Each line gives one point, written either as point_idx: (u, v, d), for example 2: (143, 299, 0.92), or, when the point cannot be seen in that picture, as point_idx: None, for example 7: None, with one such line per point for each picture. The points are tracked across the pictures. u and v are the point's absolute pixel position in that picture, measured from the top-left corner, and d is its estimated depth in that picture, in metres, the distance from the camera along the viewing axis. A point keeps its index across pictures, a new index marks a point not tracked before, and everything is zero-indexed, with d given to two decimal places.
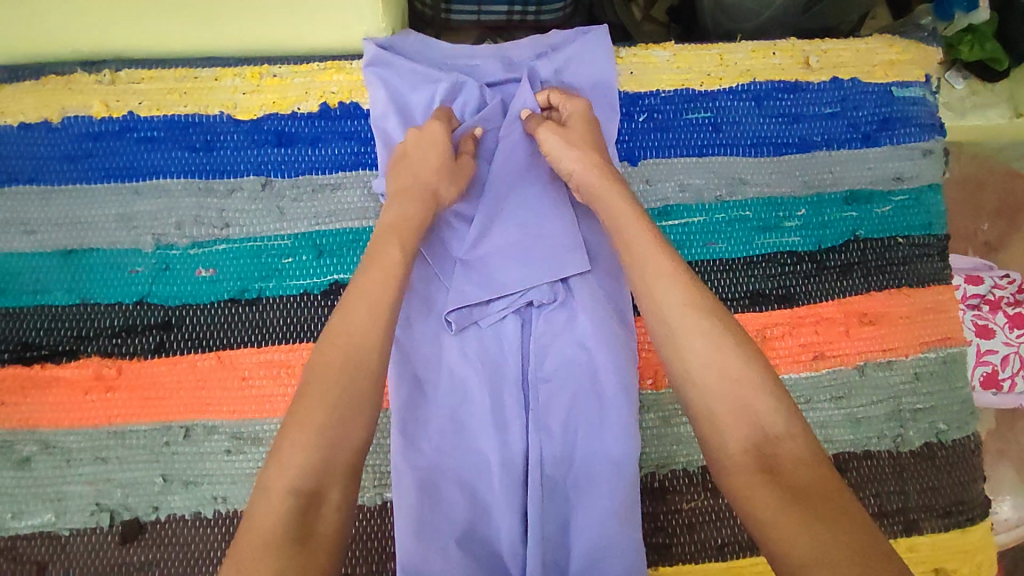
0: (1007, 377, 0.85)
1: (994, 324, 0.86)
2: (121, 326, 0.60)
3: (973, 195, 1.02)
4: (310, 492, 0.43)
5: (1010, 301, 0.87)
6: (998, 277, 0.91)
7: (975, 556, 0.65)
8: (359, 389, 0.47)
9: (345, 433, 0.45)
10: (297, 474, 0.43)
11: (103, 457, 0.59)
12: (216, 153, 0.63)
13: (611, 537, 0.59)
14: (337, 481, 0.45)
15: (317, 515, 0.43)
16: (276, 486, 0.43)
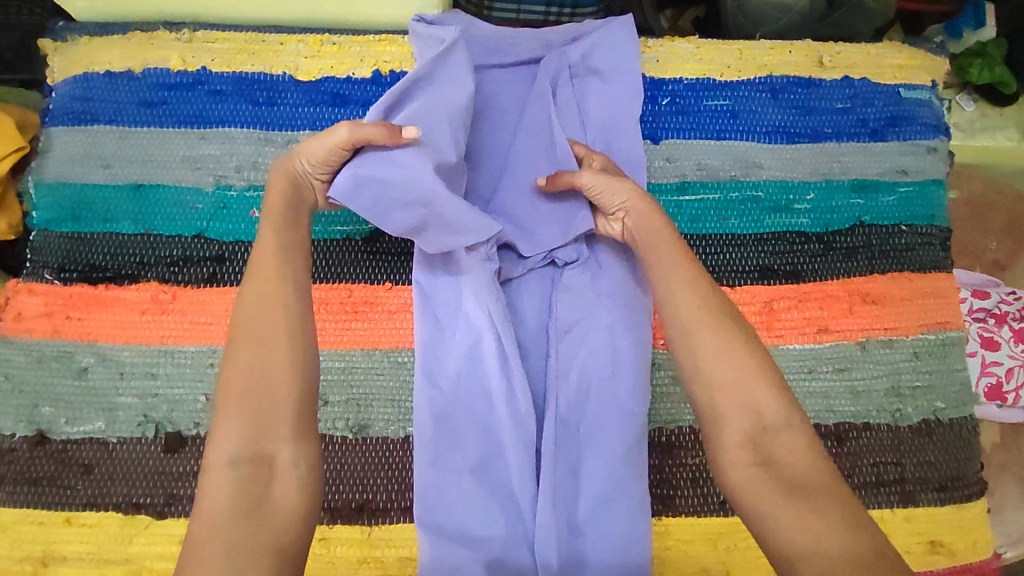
0: (1011, 389, 0.90)
1: (1000, 337, 0.90)
2: (178, 256, 0.66)
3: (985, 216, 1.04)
4: (252, 463, 0.47)
5: (1016, 316, 0.91)
6: (1005, 293, 0.94)
7: (971, 533, 0.67)
8: (278, 360, 0.49)
9: (272, 399, 0.48)
10: (233, 450, 0.47)
11: (153, 373, 0.63)
12: (277, 108, 0.69)
13: (618, 481, 0.62)
14: (282, 445, 0.48)
15: (270, 483, 0.47)
16: (215, 463, 0.47)
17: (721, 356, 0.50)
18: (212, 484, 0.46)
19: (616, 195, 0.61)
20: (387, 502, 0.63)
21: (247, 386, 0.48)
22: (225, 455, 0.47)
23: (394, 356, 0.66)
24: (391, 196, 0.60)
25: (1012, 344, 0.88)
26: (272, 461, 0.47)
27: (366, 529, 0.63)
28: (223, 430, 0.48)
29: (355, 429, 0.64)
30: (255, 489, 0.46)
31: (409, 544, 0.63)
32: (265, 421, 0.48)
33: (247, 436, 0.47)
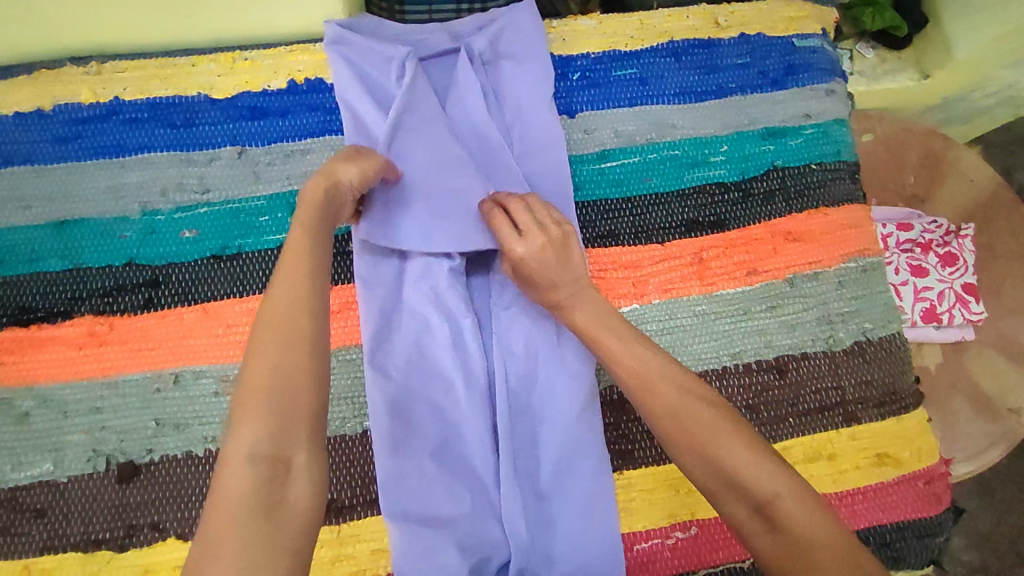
0: (945, 311, 0.97)
1: (928, 264, 0.99)
2: (112, 286, 0.65)
3: (897, 154, 1.07)
4: (270, 460, 0.45)
5: (940, 242, 0.99)
6: (928, 223, 1.02)
7: (915, 442, 0.71)
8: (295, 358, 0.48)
9: (293, 395, 0.47)
10: (253, 445, 0.45)
11: (98, 407, 0.63)
12: (196, 129, 0.70)
13: (576, 442, 0.64)
14: (300, 447, 0.47)
15: (285, 483, 0.45)
16: (235, 457, 0.45)
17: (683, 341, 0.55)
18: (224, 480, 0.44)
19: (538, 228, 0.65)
20: (353, 498, 0.63)
21: (271, 381, 0.47)
22: (246, 448, 0.45)
23: (344, 354, 0.66)
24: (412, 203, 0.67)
25: (938, 269, 0.98)
26: (289, 461, 0.46)
27: (334, 529, 0.62)
28: (242, 424, 0.46)
29: None
30: (273, 488, 0.45)
31: (380, 536, 0.62)
32: (289, 417, 0.46)
33: (269, 432, 0.46)
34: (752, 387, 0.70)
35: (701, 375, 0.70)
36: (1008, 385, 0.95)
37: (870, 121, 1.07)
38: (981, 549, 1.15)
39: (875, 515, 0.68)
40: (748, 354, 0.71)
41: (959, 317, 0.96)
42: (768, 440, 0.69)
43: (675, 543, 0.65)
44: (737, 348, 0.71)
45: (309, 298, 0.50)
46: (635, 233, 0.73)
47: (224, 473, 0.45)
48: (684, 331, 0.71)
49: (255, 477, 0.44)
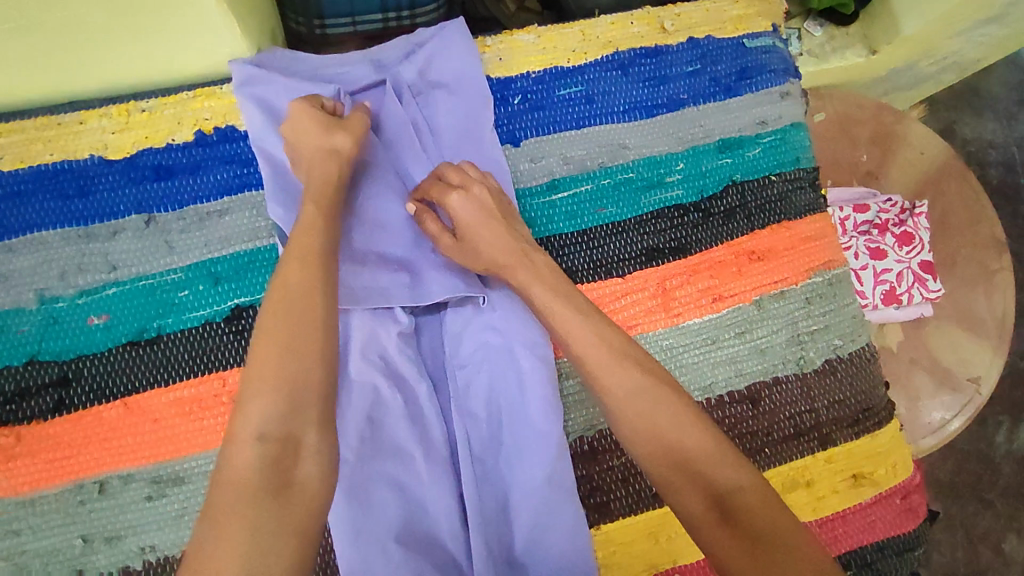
0: (904, 291, 0.96)
1: (885, 245, 0.98)
2: (13, 391, 0.57)
3: (850, 132, 1.04)
4: (280, 440, 0.47)
5: (896, 222, 0.97)
6: (883, 202, 1.00)
7: (890, 457, 0.70)
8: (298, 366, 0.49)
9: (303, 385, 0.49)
10: (262, 426, 0.47)
11: (15, 529, 0.56)
12: (93, 198, 0.61)
13: (548, 505, 0.61)
14: (308, 428, 0.49)
15: (294, 463, 0.47)
16: (243, 436, 0.47)
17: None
18: (232, 461, 0.46)
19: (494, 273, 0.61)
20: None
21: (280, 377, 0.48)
22: (254, 429, 0.47)
23: None
24: (371, 267, 0.63)
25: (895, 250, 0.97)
26: (298, 441, 0.48)
27: None
28: (250, 408, 0.47)
29: None
30: (280, 469, 0.46)
31: None
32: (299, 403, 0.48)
33: (278, 414, 0.47)
34: (727, 420, 0.67)
35: None
36: (968, 359, 0.96)
37: (823, 101, 1.03)
38: (945, 499, 1.18)
39: (855, 538, 0.68)
40: (719, 386, 0.68)
41: (918, 296, 0.95)
42: None
43: None
44: (707, 381, 0.68)
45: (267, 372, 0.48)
46: (593, 268, 0.68)
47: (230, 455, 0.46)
48: None
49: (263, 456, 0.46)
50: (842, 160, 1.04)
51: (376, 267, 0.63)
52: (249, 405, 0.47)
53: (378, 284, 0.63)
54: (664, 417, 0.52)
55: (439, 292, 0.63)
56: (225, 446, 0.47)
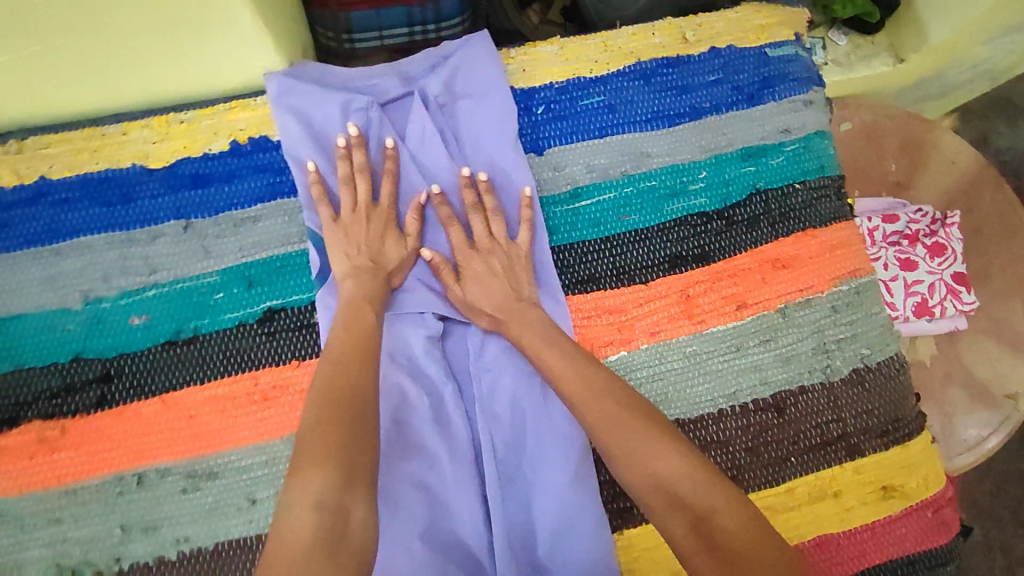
0: (936, 303, 0.94)
1: (916, 256, 0.96)
2: (58, 386, 0.60)
3: (877, 141, 1.03)
4: (334, 511, 0.48)
5: (927, 233, 0.96)
6: (913, 212, 0.99)
7: (921, 470, 0.68)
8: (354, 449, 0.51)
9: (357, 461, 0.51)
10: (320, 496, 0.48)
11: (58, 517, 0.58)
12: (135, 205, 0.65)
13: (571, 509, 0.61)
14: (358, 502, 0.49)
15: (345, 535, 0.47)
16: (300, 504, 0.47)
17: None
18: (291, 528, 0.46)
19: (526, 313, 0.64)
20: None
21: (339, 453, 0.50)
22: (312, 498, 0.48)
23: None
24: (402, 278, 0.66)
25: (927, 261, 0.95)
26: (348, 514, 0.48)
27: None
28: (308, 478, 0.48)
29: None
30: (335, 537, 0.47)
31: None
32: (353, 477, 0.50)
33: (336, 485, 0.49)
34: (751, 428, 0.67)
35: (697, 420, 0.67)
36: (1002, 373, 0.93)
37: (849, 111, 1.03)
38: (983, 523, 1.14)
39: (884, 552, 0.66)
40: (744, 393, 0.68)
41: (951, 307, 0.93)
42: (770, 485, 0.66)
43: None
44: (731, 388, 0.68)
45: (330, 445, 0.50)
46: (617, 274, 0.69)
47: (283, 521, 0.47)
48: (677, 375, 0.67)
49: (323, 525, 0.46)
50: (869, 171, 1.03)
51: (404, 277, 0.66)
52: (308, 471, 0.49)
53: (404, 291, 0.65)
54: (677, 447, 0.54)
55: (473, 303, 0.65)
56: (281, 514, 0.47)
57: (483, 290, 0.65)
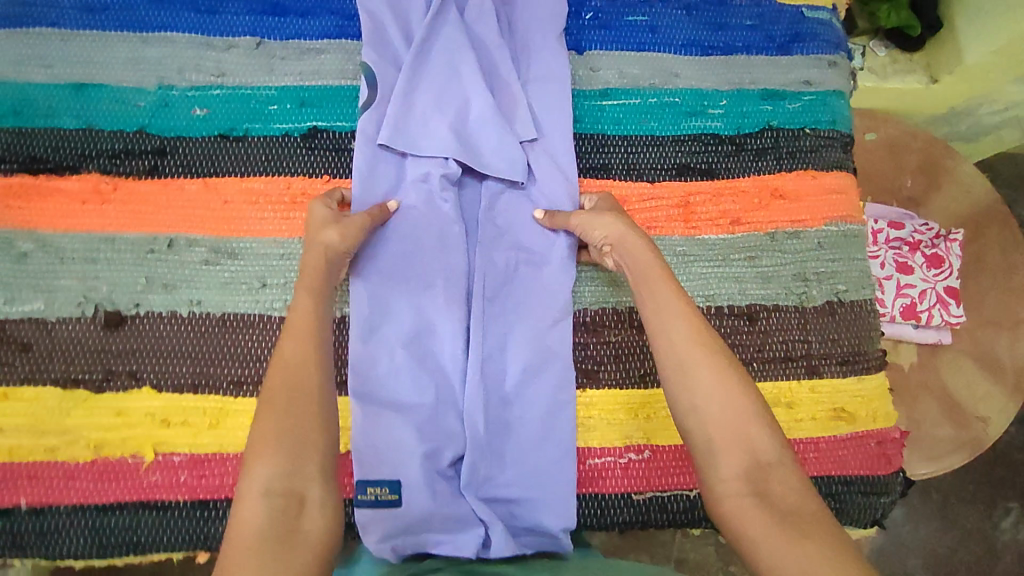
0: (924, 310, 0.96)
1: (913, 264, 0.98)
2: (119, 149, 0.68)
3: (897, 156, 1.03)
4: (285, 496, 0.47)
5: (928, 244, 0.98)
6: (918, 224, 1.00)
7: (873, 404, 0.72)
8: (304, 424, 0.50)
9: (308, 440, 0.49)
10: (269, 480, 0.47)
11: (93, 258, 0.65)
12: (218, 16, 0.73)
13: (541, 353, 0.68)
14: (313, 482, 0.48)
15: (300, 516, 0.46)
16: (250, 491, 0.46)
17: (713, 390, 0.52)
18: (243, 508, 0.46)
19: (599, 228, 0.64)
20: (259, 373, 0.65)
21: (287, 430, 0.49)
22: (262, 483, 0.47)
23: None
24: (433, 121, 0.71)
25: (923, 269, 0.97)
26: (302, 496, 0.47)
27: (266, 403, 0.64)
28: (257, 465, 0.48)
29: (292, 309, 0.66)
30: (286, 519, 0.45)
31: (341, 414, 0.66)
32: (303, 456, 0.49)
33: (285, 470, 0.48)
34: (721, 329, 0.72)
35: None
36: (976, 394, 0.94)
37: (876, 121, 1.04)
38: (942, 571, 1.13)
39: (824, 467, 0.70)
40: (722, 298, 0.73)
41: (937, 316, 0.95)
42: None
43: (627, 463, 0.67)
44: (711, 291, 0.73)
45: (283, 424, 0.49)
46: (627, 170, 0.75)
47: (239, 508, 0.46)
48: None
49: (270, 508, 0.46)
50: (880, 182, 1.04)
51: (434, 121, 0.71)
52: (257, 456, 0.48)
53: (431, 129, 0.71)
54: (731, 392, 0.52)
55: (490, 161, 0.71)
56: (236, 500, 0.46)
57: (508, 152, 0.71)
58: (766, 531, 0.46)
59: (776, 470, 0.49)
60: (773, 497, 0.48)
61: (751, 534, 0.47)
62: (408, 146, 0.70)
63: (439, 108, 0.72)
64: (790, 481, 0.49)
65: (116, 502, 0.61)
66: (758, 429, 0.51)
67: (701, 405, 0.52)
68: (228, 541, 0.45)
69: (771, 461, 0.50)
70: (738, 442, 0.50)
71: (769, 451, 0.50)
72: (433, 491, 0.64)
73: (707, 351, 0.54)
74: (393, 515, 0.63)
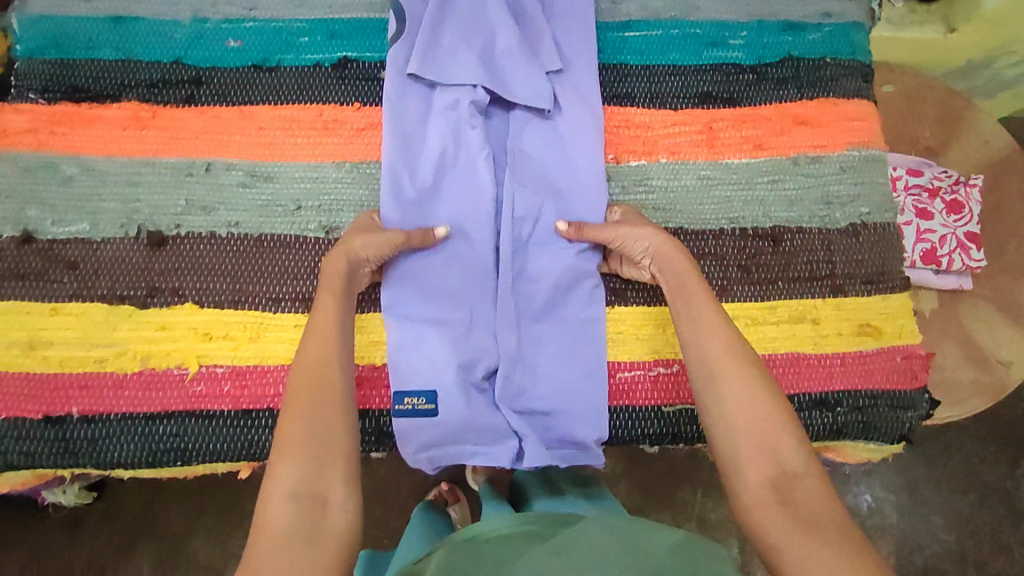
0: (945, 255, 0.93)
1: (933, 210, 0.95)
2: (158, 79, 0.70)
3: (915, 107, 1.01)
4: (310, 498, 0.49)
5: (948, 190, 0.95)
6: (937, 172, 0.97)
7: (898, 320, 0.73)
8: (323, 425, 0.52)
9: (328, 443, 0.51)
10: (294, 483, 0.49)
11: (135, 182, 0.67)
12: None
13: (571, 275, 0.69)
14: (335, 484, 0.50)
15: (324, 516, 0.48)
16: (275, 495, 0.49)
17: (743, 401, 0.54)
18: (271, 512, 0.48)
19: (637, 240, 0.64)
20: (295, 291, 0.66)
21: (309, 432, 0.51)
22: (287, 486, 0.49)
23: (364, 168, 0.70)
24: (460, 50, 0.72)
25: (943, 214, 0.93)
26: (325, 498, 0.49)
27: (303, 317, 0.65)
28: (282, 467, 0.50)
29: (327, 230, 0.68)
30: (311, 520, 0.48)
31: (377, 330, 0.68)
32: (323, 459, 0.51)
33: (308, 473, 0.50)
34: (746, 250, 0.73)
35: (698, 233, 0.73)
36: (1001, 340, 0.92)
37: (894, 73, 1.01)
38: (960, 531, 1.12)
39: (849, 380, 0.71)
40: (746, 221, 0.74)
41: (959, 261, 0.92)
42: (755, 300, 0.71)
43: (657, 376, 0.69)
44: (736, 213, 0.74)
45: (308, 425, 0.51)
46: (650, 98, 0.76)
47: (266, 509, 0.49)
48: (687, 192, 0.74)
49: (296, 511, 0.48)
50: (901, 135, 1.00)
51: (461, 50, 0.72)
52: (281, 460, 0.50)
53: (458, 58, 0.71)
54: (755, 398, 0.54)
55: (518, 89, 0.72)
56: (261, 502, 0.49)
57: (535, 81, 0.72)
58: (788, 535, 0.47)
59: (801, 480, 0.50)
60: (796, 504, 0.49)
61: (771, 531, 0.48)
62: (436, 75, 0.71)
63: (466, 37, 0.72)
64: (814, 490, 0.50)
65: (163, 411, 0.62)
66: (785, 438, 0.52)
67: (729, 417, 0.54)
68: (257, 539, 0.47)
69: (796, 472, 0.51)
70: (762, 449, 0.52)
71: (794, 461, 0.51)
72: (471, 403, 0.65)
73: (736, 358, 0.56)
74: (431, 425, 0.65)
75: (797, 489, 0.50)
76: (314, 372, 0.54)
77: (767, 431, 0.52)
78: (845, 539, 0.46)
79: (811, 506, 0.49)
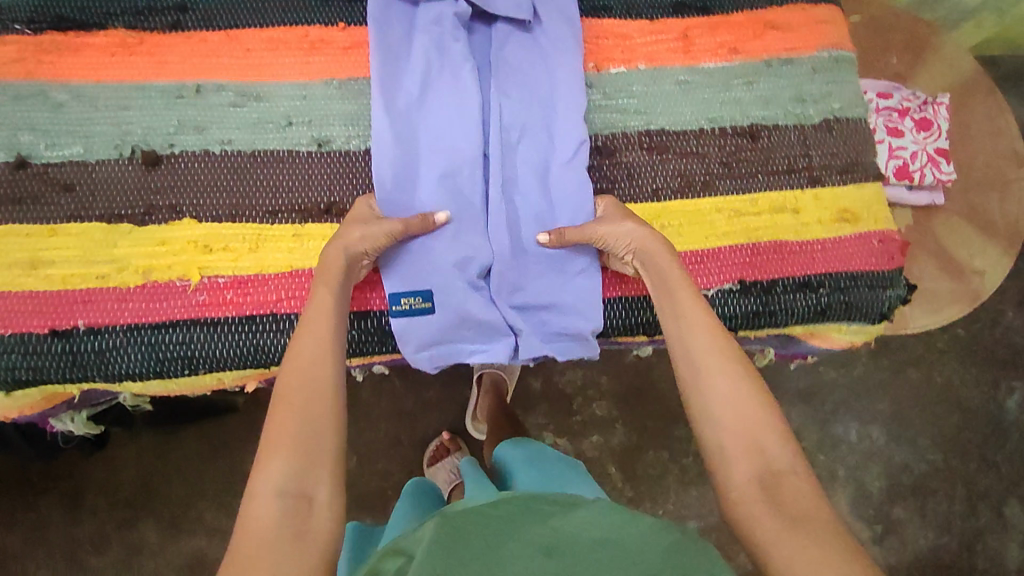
0: (916, 170, 0.95)
1: (903, 128, 0.96)
2: (142, 6, 0.70)
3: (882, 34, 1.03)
4: (296, 497, 0.49)
5: (917, 109, 0.96)
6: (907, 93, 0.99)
7: (873, 207, 0.76)
8: (308, 428, 0.52)
9: (314, 444, 0.51)
10: (280, 481, 0.49)
11: (126, 106, 0.68)
12: None
13: (559, 177, 0.71)
14: (320, 485, 0.50)
15: (309, 517, 0.49)
16: (261, 492, 0.49)
17: (733, 398, 0.54)
18: (260, 506, 0.49)
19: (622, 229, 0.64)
20: (291, 203, 0.68)
21: (297, 431, 0.51)
22: (274, 485, 0.49)
23: (351, 83, 0.71)
24: None
25: (913, 131, 0.95)
26: (310, 498, 0.50)
27: (300, 227, 0.67)
28: (271, 463, 0.50)
29: (318, 143, 0.70)
30: (295, 520, 0.48)
31: None
32: (311, 461, 0.51)
33: (295, 471, 0.50)
34: (726, 148, 0.76)
35: (679, 134, 0.76)
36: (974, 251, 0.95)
37: (861, 3, 1.03)
38: (946, 451, 1.16)
39: (832, 265, 0.74)
40: (725, 120, 0.77)
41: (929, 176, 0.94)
42: (737, 193, 0.75)
43: None
44: (715, 114, 0.77)
45: (298, 427, 0.51)
46: (627, 9, 0.78)
47: (252, 505, 0.49)
48: (667, 96, 0.77)
49: (282, 509, 0.48)
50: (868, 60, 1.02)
51: None
52: (271, 456, 0.50)
53: None
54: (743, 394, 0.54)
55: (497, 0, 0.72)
56: (248, 499, 0.49)
57: None
58: (775, 532, 0.48)
59: (789, 478, 0.51)
60: (783, 501, 0.50)
61: (757, 525, 0.49)
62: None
63: None
64: (801, 486, 0.51)
65: (168, 321, 0.64)
66: (775, 438, 0.53)
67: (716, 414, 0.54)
68: (243, 534, 0.48)
69: (784, 470, 0.52)
70: (753, 445, 0.53)
71: (784, 459, 0.52)
72: (468, 300, 0.67)
73: (727, 355, 0.56)
74: (429, 322, 0.68)
75: (783, 486, 0.51)
76: (308, 367, 0.54)
77: (756, 428, 0.53)
78: (832, 536, 0.48)
79: (798, 503, 0.50)
